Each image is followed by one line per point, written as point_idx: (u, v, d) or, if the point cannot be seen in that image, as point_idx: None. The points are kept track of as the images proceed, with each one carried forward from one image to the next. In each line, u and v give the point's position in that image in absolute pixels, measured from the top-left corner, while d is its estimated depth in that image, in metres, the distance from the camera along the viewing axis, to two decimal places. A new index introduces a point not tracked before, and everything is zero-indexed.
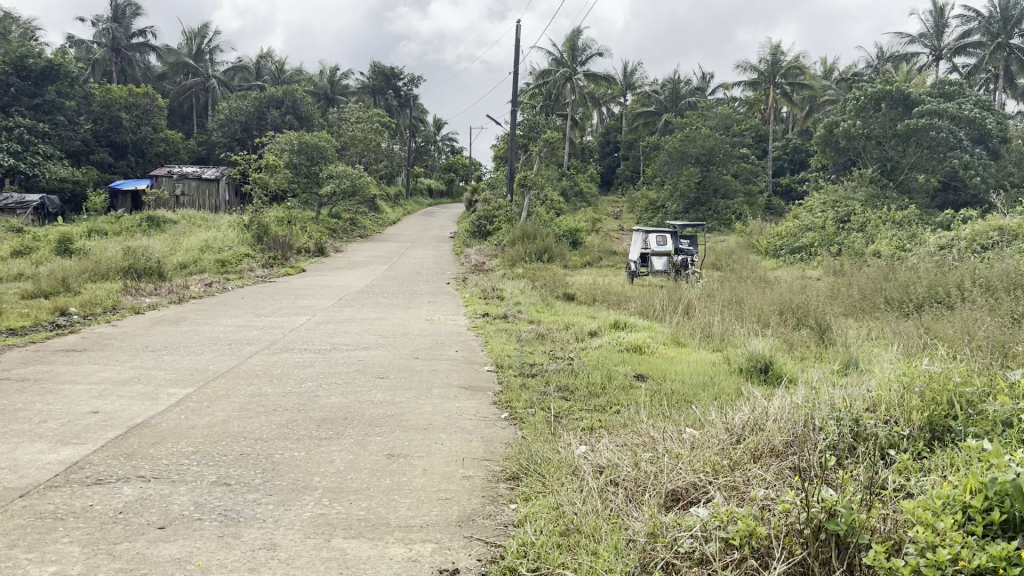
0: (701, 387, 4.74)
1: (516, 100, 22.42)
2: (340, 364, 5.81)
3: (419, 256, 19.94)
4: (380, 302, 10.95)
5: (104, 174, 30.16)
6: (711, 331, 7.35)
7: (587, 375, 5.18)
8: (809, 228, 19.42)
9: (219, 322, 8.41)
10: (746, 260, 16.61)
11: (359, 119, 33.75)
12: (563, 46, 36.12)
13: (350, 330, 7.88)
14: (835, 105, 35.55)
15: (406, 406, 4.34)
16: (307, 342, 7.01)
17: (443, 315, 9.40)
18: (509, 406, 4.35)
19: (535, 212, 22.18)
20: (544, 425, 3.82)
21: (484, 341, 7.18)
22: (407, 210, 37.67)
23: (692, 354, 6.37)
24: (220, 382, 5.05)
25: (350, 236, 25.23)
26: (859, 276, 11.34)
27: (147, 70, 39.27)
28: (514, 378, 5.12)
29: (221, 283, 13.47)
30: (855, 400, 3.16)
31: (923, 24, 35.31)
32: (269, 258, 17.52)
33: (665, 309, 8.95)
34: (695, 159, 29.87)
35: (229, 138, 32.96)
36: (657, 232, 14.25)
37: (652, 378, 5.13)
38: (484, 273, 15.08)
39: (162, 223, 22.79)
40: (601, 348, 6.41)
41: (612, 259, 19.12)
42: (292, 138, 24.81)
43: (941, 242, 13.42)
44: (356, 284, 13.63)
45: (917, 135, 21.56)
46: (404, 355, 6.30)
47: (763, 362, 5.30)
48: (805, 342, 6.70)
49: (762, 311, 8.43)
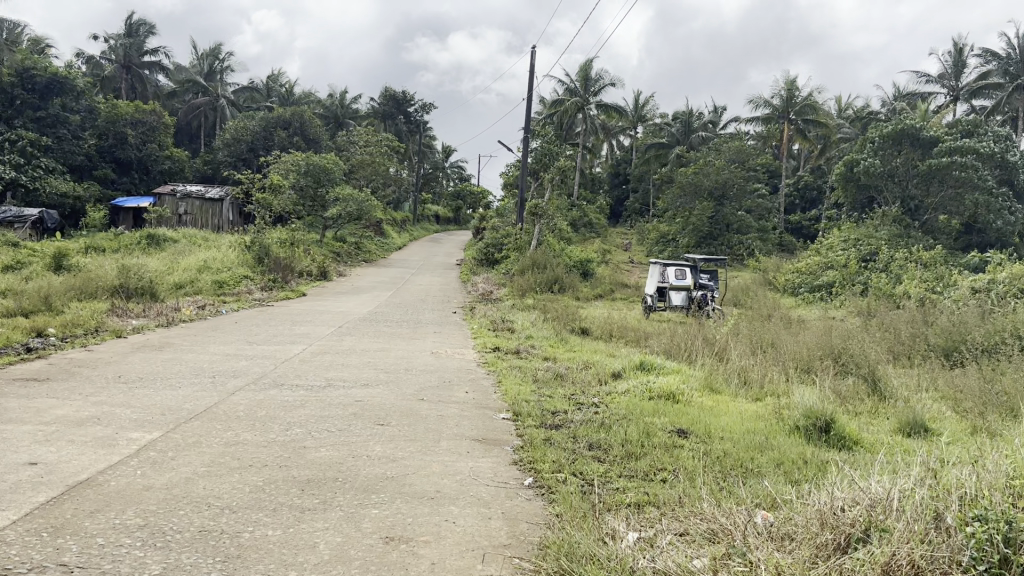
0: (760, 451, 4.04)
1: (529, 126, 21.88)
2: (334, 405, 5.08)
3: (424, 283, 19.29)
4: (382, 331, 10.22)
5: (107, 190, 29.67)
6: (748, 378, 6.65)
7: (621, 428, 4.44)
8: (829, 266, 18.75)
9: (207, 350, 7.70)
10: (765, 298, 15.95)
11: (367, 143, 33.28)
12: (575, 76, 35.68)
13: (349, 364, 7.14)
14: (850, 142, 34.97)
15: (410, 466, 3.62)
16: (301, 376, 6.29)
17: (450, 348, 8.68)
18: (533, 468, 3.64)
19: (546, 241, 21.51)
20: (583, 501, 3.10)
21: (496, 380, 6.45)
22: (413, 237, 37.12)
23: (736, 405, 5.66)
24: (194, 425, 4.32)
25: (354, 259, 24.60)
26: (890, 319, 10.62)
27: (157, 88, 38.96)
28: (536, 431, 4.39)
29: (216, 305, 12.80)
30: (992, 487, 2.45)
31: (942, 64, 34.73)
32: (269, 281, 16.87)
33: (691, 347, 8.26)
34: (708, 192, 29.24)
35: (234, 158, 32.48)
36: (675, 266, 13.54)
37: (697, 436, 4.41)
38: (492, 303, 14.45)
39: (162, 241, 22.21)
40: (630, 395, 5.70)
41: (624, 292, 18.46)
42: (298, 159, 24.26)
43: (974, 286, 12.68)
44: (359, 310, 12.92)
45: (941, 175, 20.94)
46: (407, 396, 5.57)
47: (824, 421, 4.59)
48: (855, 393, 5.99)
49: (801, 354, 7.74)
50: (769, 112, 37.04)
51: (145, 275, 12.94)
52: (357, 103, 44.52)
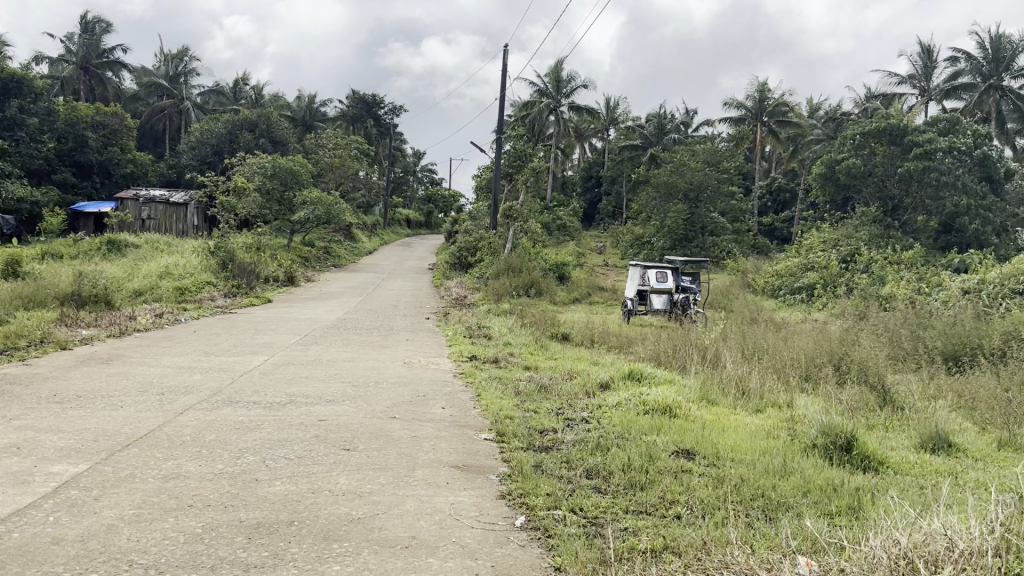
0: (782, 479, 3.55)
1: (502, 127, 21.33)
2: (296, 427, 4.51)
3: (396, 288, 18.68)
4: (350, 340, 9.61)
5: (67, 195, 28.73)
6: (746, 388, 6.18)
7: (620, 450, 3.93)
8: (809, 268, 18.43)
9: (159, 363, 7.07)
10: (746, 300, 15.44)
11: (337, 145, 32.62)
12: (547, 78, 35.25)
13: (314, 377, 6.56)
14: (822, 144, 34.73)
15: (381, 504, 3.08)
16: (259, 392, 5.70)
17: (423, 358, 8.12)
18: (525, 505, 3.11)
19: (520, 244, 20.97)
20: (592, 551, 2.58)
21: (475, 394, 5.91)
22: (383, 240, 36.41)
23: (739, 419, 5.19)
24: (128, 454, 3.73)
25: (323, 265, 23.92)
26: (881, 321, 10.20)
27: (119, 90, 37.95)
28: (524, 456, 3.86)
29: (175, 313, 12.12)
30: None
31: (913, 64, 34.54)
32: (233, 287, 16.19)
33: (681, 354, 7.77)
34: (683, 194, 28.80)
35: (199, 161, 31.58)
36: (656, 268, 13.08)
37: (704, 459, 3.91)
38: (467, 308, 13.91)
39: (123, 247, 21.40)
40: (622, 409, 5.19)
41: (601, 295, 18.00)
42: (264, 161, 23.54)
43: (961, 288, 12.31)
44: (327, 318, 12.32)
45: (918, 175, 20.72)
46: (377, 413, 5.02)
47: (844, 437, 4.11)
48: (866, 404, 5.54)
49: (797, 361, 7.27)
50: (741, 114, 36.76)
51: (99, 281, 12.22)
52: (325, 106, 43.75)
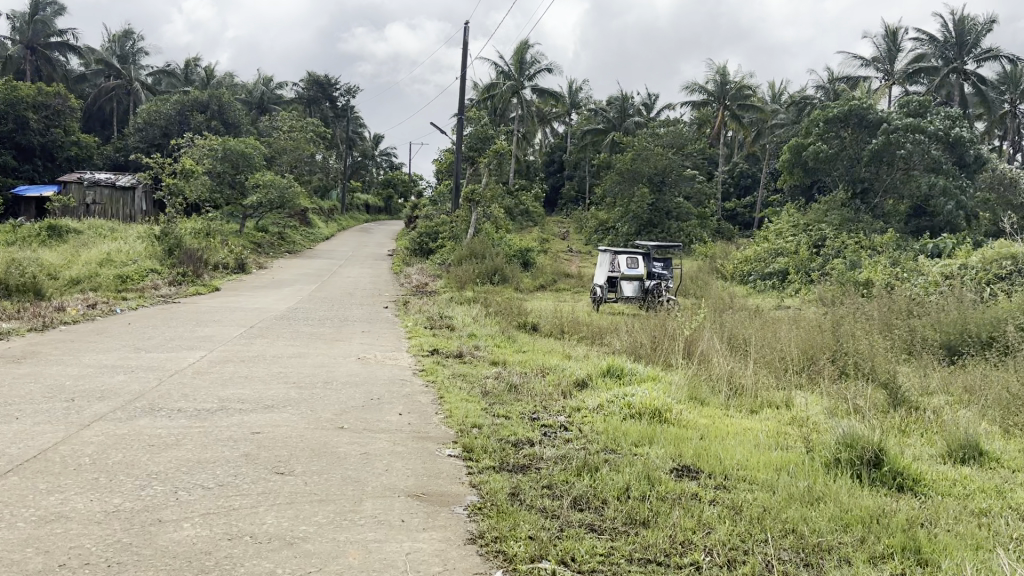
0: (811, 507, 2.92)
1: (463, 108, 20.55)
2: (225, 444, 3.77)
3: (353, 275, 17.88)
4: (301, 332, 8.86)
5: (7, 179, 27.37)
6: (738, 384, 5.61)
7: (615, 473, 3.28)
8: (779, 253, 17.99)
9: (79, 361, 6.23)
10: (717, 287, 14.91)
11: (292, 128, 31.57)
12: (509, 59, 34.48)
13: (253, 377, 5.80)
14: (785, 127, 34.31)
15: (317, 557, 2.39)
16: (187, 397, 4.92)
17: (379, 352, 7.38)
18: (502, 554, 2.45)
19: (483, 229, 20.28)
20: None
21: (436, 396, 5.21)
22: (342, 227, 35.47)
23: (739, 425, 4.58)
24: (3, 486, 2.97)
25: (278, 251, 23.03)
26: (863, 308, 9.64)
27: (66, 72, 36.48)
28: (500, 482, 3.19)
29: (110, 303, 11.22)
30: None
31: (876, 46, 34.18)
32: (179, 275, 15.27)
33: (661, 346, 7.18)
34: (648, 178, 28.15)
35: (147, 143, 30.33)
36: (627, 254, 12.49)
37: (711, 480, 3.28)
38: (428, 297, 13.19)
39: (64, 233, 20.31)
40: (607, 415, 4.57)
41: (567, 282, 17.36)
42: (215, 143, 22.55)
43: (941, 275, 11.83)
44: (277, 307, 11.52)
45: (885, 158, 20.41)
46: (323, 423, 4.31)
47: (868, 449, 3.50)
48: (875, 402, 4.96)
49: (790, 355, 6.70)
50: (704, 97, 36.24)
51: (28, 269, 11.27)
52: (281, 89, 42.52)
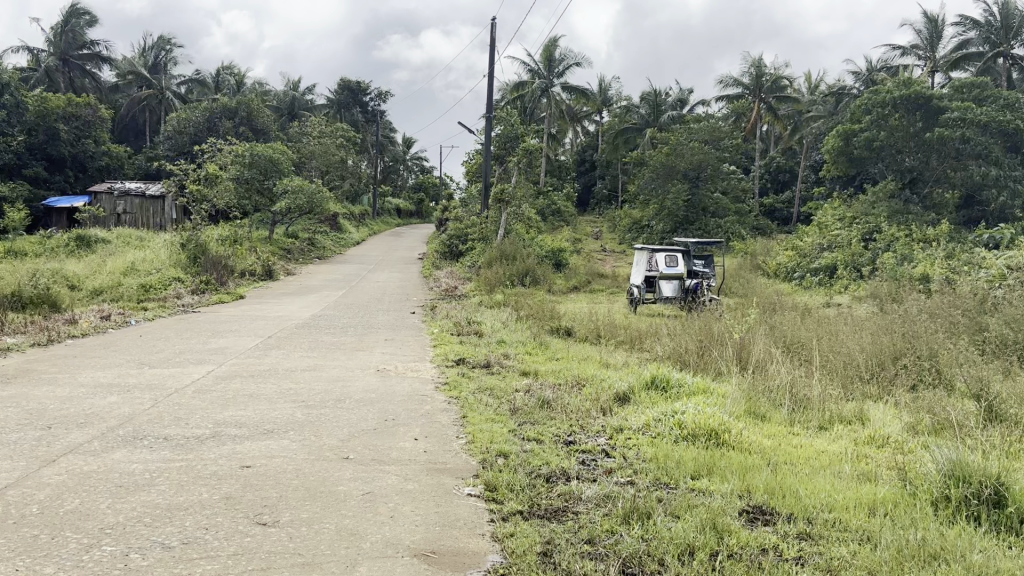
0: (931, 569, 2.28)
1: (491, 106, 19.89)
2: (205, 485, 3.17)
3: (383, 281, 17.36)
4: (319, 342, 8.28)
5: (38, 190, 27.21)
6: (802, 395, 4.94)
7: (676, 521, 2.65)
8: (827, 248, 17.18)
9: (72, 380, 5.69)
10: (763, 286, 14.11)
11: (320, 133, 31.14)
12: (538, 56, 33.83)
13: (257, 395, 5.23)
14: (823, 119, 33.20)
15: None
16: (179, 422, 4.36)
17: (400, 364, 6.77)
18: None
19: (514, 230, 19.67)
20: None
21: (460, 415, 4.60)
22: (373, 232, 35.01)
23: (811, 447, 3.94)
24: None
25: (307, 257, 22.57)
26: (926, 305, 8.85)
27: (98, 83, 36.40)
28: (532, 536, 2.57)
29: (126, 314, 10.73)
30: None
31: (917, 34, 32.92)
32: (202, 283, 14.80)
33: (708, 352, 6.52)
34: (683, 174, 27.26)
35: (175, 151, 30.07)
36: (665, 251, 11.79)
37: (794, 528, 2.67)
38: (457, 301, 12.59)
39: (93, 242, 20.00)
40: (659, 439, 3.94)
41: (601, 283, 16.68)
42: (242, 149, 22.14)
43: (1006, 267, 10.95)
44: (299, 316, 10.97)
45: (937, 147, 19.41)
46: (326, 453, 3.71)
47: (982, 484, 2.84)
48: (966, 414, 4.28)
49: (857, 359, 5.99)
50: (739, 91, 35.21)
51: (44, 281, 10.83)
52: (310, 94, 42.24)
